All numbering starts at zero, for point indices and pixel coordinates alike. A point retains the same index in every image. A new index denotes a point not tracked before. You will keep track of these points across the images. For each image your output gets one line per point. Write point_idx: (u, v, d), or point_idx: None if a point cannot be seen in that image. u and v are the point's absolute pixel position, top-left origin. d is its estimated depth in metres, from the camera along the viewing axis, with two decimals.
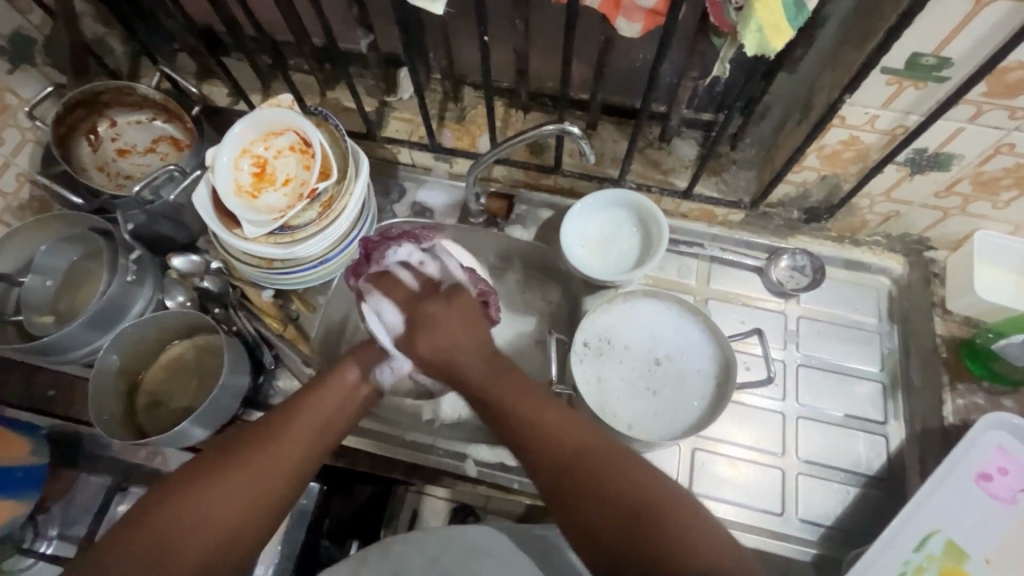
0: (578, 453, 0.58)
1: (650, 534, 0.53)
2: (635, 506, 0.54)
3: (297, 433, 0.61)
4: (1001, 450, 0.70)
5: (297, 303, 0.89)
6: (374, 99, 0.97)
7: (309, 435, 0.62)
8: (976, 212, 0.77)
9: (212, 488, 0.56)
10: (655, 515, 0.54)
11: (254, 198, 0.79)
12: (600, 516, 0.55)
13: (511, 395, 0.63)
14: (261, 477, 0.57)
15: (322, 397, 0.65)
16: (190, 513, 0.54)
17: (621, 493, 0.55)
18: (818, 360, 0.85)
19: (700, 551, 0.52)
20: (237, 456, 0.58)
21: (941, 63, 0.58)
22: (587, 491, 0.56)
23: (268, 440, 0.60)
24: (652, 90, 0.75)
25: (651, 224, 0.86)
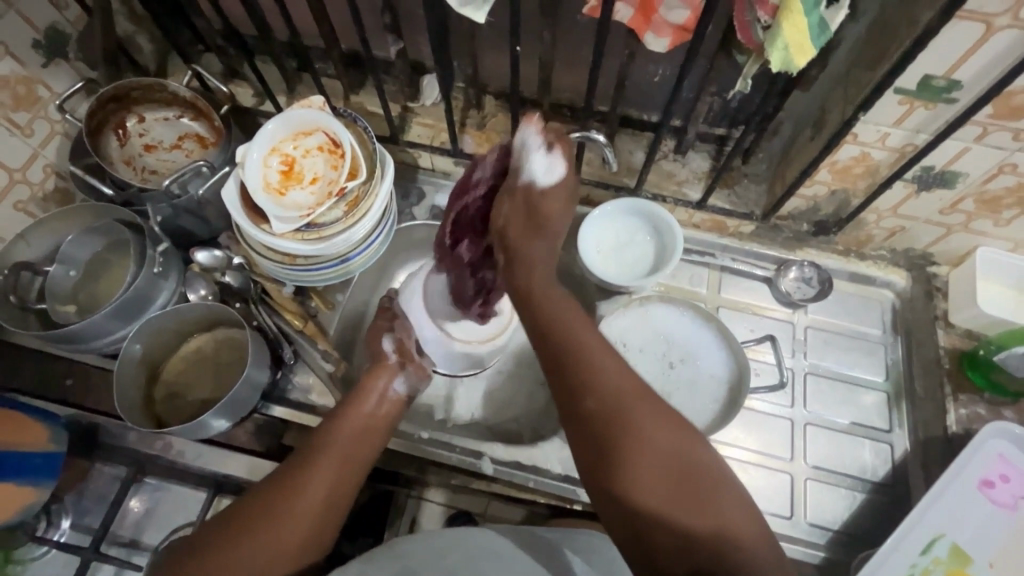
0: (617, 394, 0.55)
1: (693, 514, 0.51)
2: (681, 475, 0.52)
3: (323, 471, 0.64)
4: (1003, 458, 0.73)
5: (316, 300, 0.91)
6: (397, 104, 1.00)
7: (337, 470, 0.65)
8: (978, 230, 0.80)
9: (266, 522, 0.60)
10: (695, 471, 0.53)
11: (282, 195, 0.81)
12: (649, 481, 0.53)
13: (561, 307, 0.60)
14: (294, 519, 0.60)
15: (345, 426, 0.69)
16: (239, 550, 0.57)
17: (664, 445, 0.53)
18: (825, 368, 0.88)
19: (743, 523, 0.51)
20: (284, 483, 0.63)
21: (951, 86, 0.62)
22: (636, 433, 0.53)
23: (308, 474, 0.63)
24: (673, 103, 0.79)
25: (658, 217, 0.89)
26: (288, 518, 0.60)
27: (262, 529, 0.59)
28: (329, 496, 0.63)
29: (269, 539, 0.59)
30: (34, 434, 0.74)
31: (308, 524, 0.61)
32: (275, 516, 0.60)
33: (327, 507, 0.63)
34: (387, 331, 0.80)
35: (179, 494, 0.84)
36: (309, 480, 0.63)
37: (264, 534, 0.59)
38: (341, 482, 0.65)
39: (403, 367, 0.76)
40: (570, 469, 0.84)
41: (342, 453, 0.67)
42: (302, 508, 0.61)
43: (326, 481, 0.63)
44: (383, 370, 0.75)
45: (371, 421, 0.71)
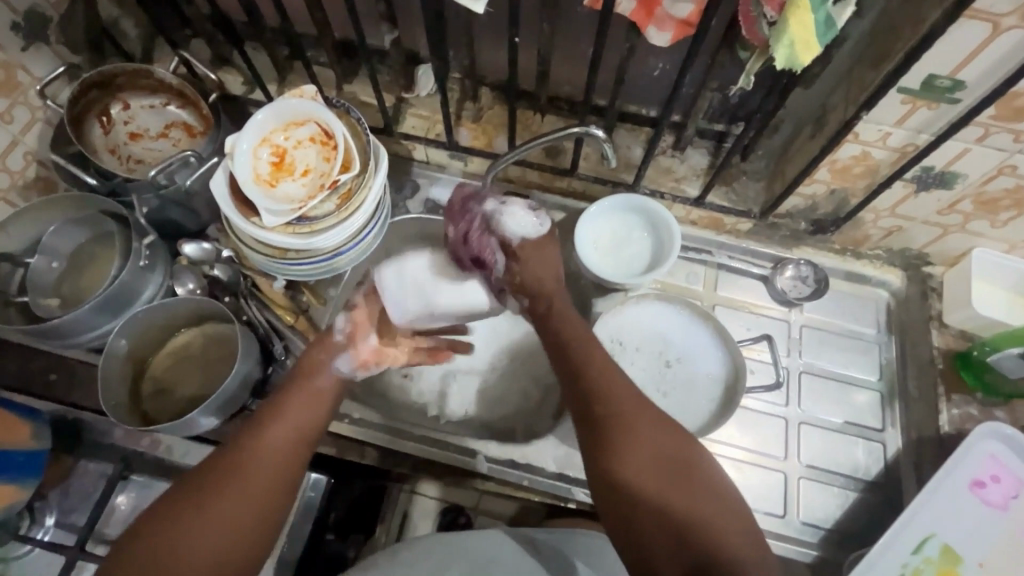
0: (628, 402, 0.61)
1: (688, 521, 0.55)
2: (680, 480, 0.57)
3: (270, 455, 0.59)
4: (994, 458, 0.73)
5: (308, 295, 0.89)
6: (392, 95, 0.98)
7: (284, 454, 0.60)
8: (974, 231, 0.80)
9: (214, 508, 0.55)
10: (691, 483, 0.57)
11: (273, 188, 0.79)
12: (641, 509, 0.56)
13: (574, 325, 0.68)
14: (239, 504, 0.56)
15: (289, 410, 0.63)
16: (189, 539, 0.53)
17: (658, 449, 0.59)
18: (820, 368, 0.88)
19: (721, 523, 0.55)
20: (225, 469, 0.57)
21: (955, 86, 0.61)
22: (630, 435, 0.59)
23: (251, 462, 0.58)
24: (674, 98, 0.78)
25: (633, 206, 0.90)
26: (234, 504, 0.55)
27: (210, 516, 0.54)
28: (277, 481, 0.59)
29: (215, 530, 0.54)
30: (15, 432, 0.72)
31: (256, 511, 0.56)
32: (214, 506, 0.55)
33: (272, 491, 0.58)
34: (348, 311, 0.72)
35: (166, 492, 0.80)
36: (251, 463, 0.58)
37: (218, 513, 0.55)
38: (288, 461, 0.60)
39: (347, 350, 0.70)
40: (565, 469, 0.82)
41: (286, 437, 0.61)
42: (252, 489, 0.56)
43: (267, 470, 0.58)
44: (326, 353, 0.69)
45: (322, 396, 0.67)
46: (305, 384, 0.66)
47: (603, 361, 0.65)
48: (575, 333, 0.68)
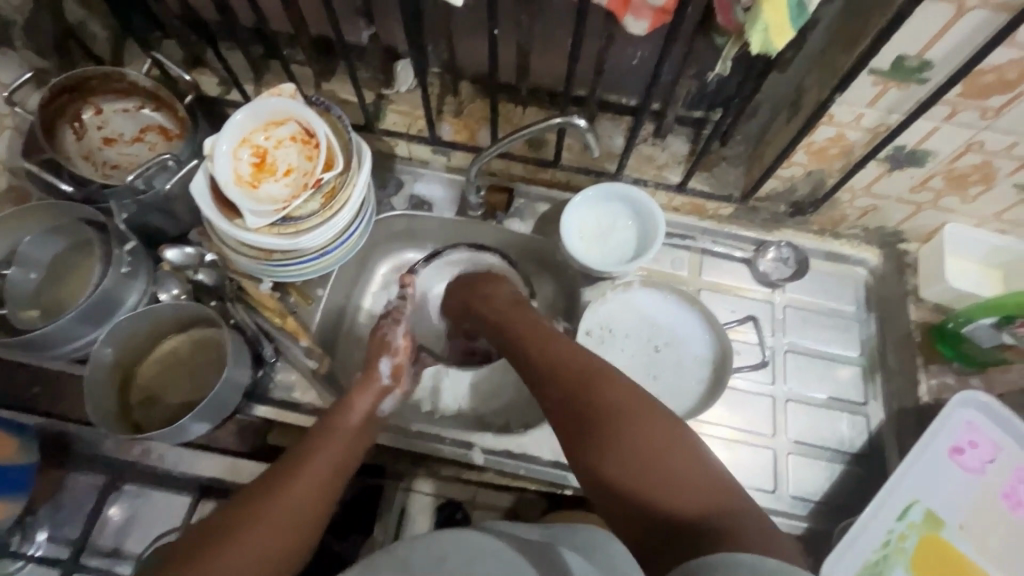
0: (584, 372, 0.64)
1: (674, 491, 0.52)
2: (638, 433, 0.57)
3: (309, 477, 0.63)
4: (972, 425, 0.76)
5: (295, 295, 0.88)
6: (371, 92, 0.97)
7: (323, 477, 0.64)
8: (945, 207, 0.83)
9: (259, 517, 0.58)
10: (655, 434, 0.57)
11: (255, 189, 0.78)
12: (630, 481, 0.55)
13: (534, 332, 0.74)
14: (275, 518, 0.59)
15: (332, 439, 0.68)
16: (235, 541, 0.56)
17: (616, 402, 0.60)
18: (803, 346, 0.90)
19: (697, 473, 0.54)
20: (274, 485, 0.62)
21: (923, 66, 0.63)
22: (591, 398, 0.61)
23: (294, 479, 0.63)
24: (653, 86, 0.79)
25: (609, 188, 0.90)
26: (277, 511, 0.59)
27: (255, 523, 0.58)
28: (319, 498, 0.63)
29: (260, 532, 0.58)
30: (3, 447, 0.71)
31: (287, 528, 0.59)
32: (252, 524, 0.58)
33: (315, 508, 0.62)
34: (388, 351, 0.82)
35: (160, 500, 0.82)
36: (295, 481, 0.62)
37: (264, 521, 0.58)
38: (326, 490, 0.64)
39: (392, 389, 0.79)
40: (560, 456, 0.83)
41: (324, 466, 0.65)
42: (290, 507, 0.60)
43: (310, 488, 0.63)
44: (371, 390, 0.77)
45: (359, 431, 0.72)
46: (346, 417, 0.72)
47: (560, 349, 0.69)
48: (536, 335, 0.74)
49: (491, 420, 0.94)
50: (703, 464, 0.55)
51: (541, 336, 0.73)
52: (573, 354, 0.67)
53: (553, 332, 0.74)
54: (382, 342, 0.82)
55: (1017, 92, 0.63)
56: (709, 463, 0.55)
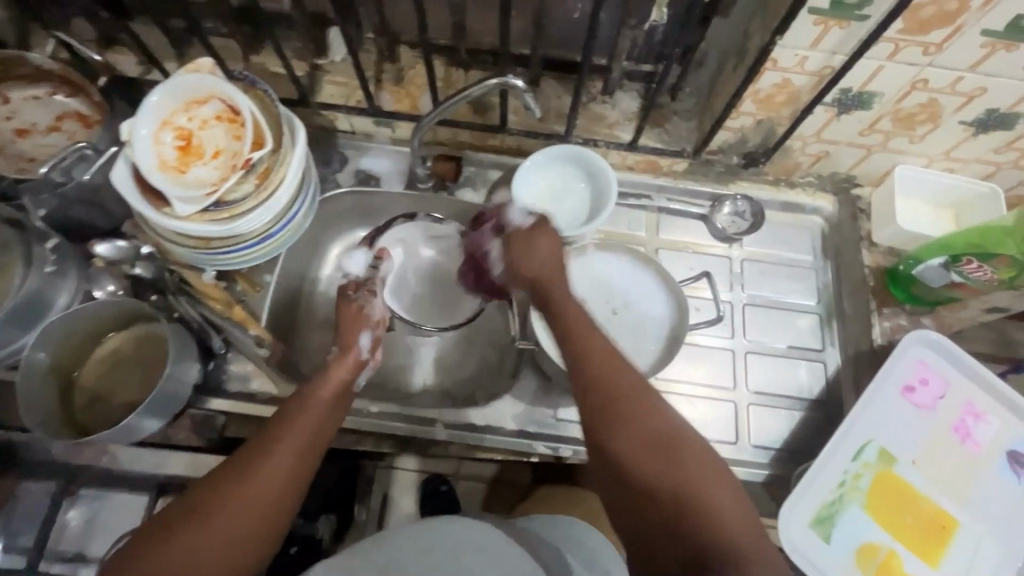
0: (620, 383, 0.58)
1: (688, 504, 0.52)
2: (664, 457, 0.54)
3: (282, 456, 0.56)
4: (922, 363, 0.78)
5: (242, 283, 0.85)
6: (305, 63, 0.92)
7: (295, 454, 0.57)
8: (895, 148, 0.82)
9: (223, 508, 0.52)
10: (682, 458, 0.54)
11: (182, 174, 0.74)
12: (643, 486, 0.54)
13: (565, 311, 0.66)
14: (250, 507, 0.53)
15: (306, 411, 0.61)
16: (198, 534, 0.51)
17: (651, 424, 0.56)
18: (761, 298, 0.91)
19: (729, 506, 0.52)
20: (240, 468, 0.55)
21: (863, 2, 0.60)
22: (622, 410, 0.57)
23: (261, 464, 0.55)
24: (592, 40, 0.75)
25: (554, 151, 0.88)
26: (243, 504, 0.53)
27: (220, 515, 0.52)
28: (292, 477, 0.57)
29: (227, 524, 0.52)
30: None
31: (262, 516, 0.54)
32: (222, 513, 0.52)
33: (288, 490, 0.56)
34: (367, 323, 0.73)
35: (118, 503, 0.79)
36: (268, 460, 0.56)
37: (230, 514, 0.52)
38: (300, 471, 0.58)
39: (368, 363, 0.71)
40: (526, 424, 0.81)
41: (296, 445, 0.58)
42: (262, 493, 0.54)
43: (284, 469, 0.56)
44: (347, 361, 0.68)
45: (338, 402, 0.65)
46: (318, 391, 0.64)
47: (596, 339, 0.62)
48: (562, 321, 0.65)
49: (456, 394, 0.93)
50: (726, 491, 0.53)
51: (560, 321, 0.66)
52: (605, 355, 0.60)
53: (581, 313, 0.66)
54: (358, 315, 0.73)
55: (958, 24, 0.61)
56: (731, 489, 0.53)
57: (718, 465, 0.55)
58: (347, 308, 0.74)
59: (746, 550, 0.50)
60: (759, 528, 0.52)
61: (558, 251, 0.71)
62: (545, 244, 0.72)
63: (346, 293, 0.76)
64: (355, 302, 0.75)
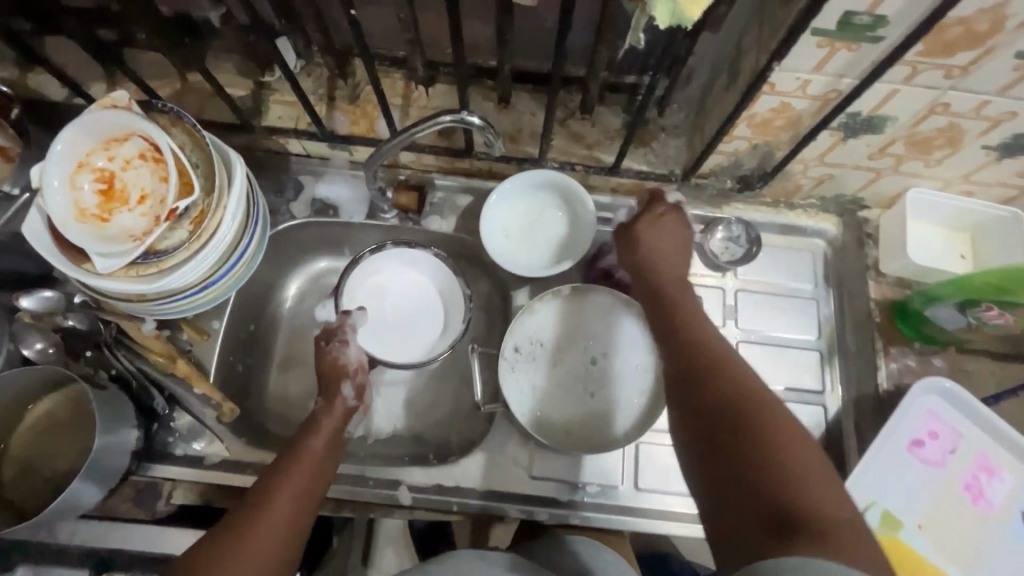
0: (708, 347, 0.55)
1: (768, 475, 0.46)
2: (733, 416, 0.49)
3: (275, 509, 0.55)
4: (932, 414, 0.71)
5: (189, 331, 0.78)
6: (249, 81, 0.83)
7: (291, 505, 0.56)
8: (907, 171, 0.73)
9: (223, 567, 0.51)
10: (752, 413, 0.49)
11: (105, 223, 0.66)
12: (716, 452, 0.49)
13: (674, 287, 0.61)
14: (252, 561, 0.52)
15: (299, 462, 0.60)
16: None
17: (713, 383, 0.52)
18: (757, 334, 0.82)
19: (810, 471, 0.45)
20: (238, 521, 0.54)
21: (875, 23, 0.51)
22: (698, 375, 0.53)
23: (256, 521, 0.54)
24: (562, 50, 0.63)
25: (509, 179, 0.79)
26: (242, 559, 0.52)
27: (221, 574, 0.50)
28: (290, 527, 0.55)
29: None
30: None
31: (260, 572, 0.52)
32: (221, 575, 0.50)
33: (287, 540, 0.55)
34: (346, 373, 0.71)
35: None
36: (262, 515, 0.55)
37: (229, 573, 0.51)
38: (296, 522, 0.56)
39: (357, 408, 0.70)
40: (498, 485, 0.74)
41: (289, 494, 0.57)
42: (260, 548, 0.53)
43: (281, 518, 0.55)
44: (333, 410, 0.67)
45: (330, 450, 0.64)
46: (311, 442, 0.63)
47: (682, 302, 0.60)
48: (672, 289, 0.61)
49: (427, 438, 0.86)
50: (810, 452, 0.47)
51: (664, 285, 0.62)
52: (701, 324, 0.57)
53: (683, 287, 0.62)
54: (334, 366, 0.71)
55: (988, 46, 0.52)
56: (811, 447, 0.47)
57: (805, 434, 0.48)
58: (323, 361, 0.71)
59: (843, 527, 0.43)
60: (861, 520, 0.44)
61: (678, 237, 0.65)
62: (662, 225, 0.65)
63: (321, 343, 0.73)
64: (328, 354, 0.72)
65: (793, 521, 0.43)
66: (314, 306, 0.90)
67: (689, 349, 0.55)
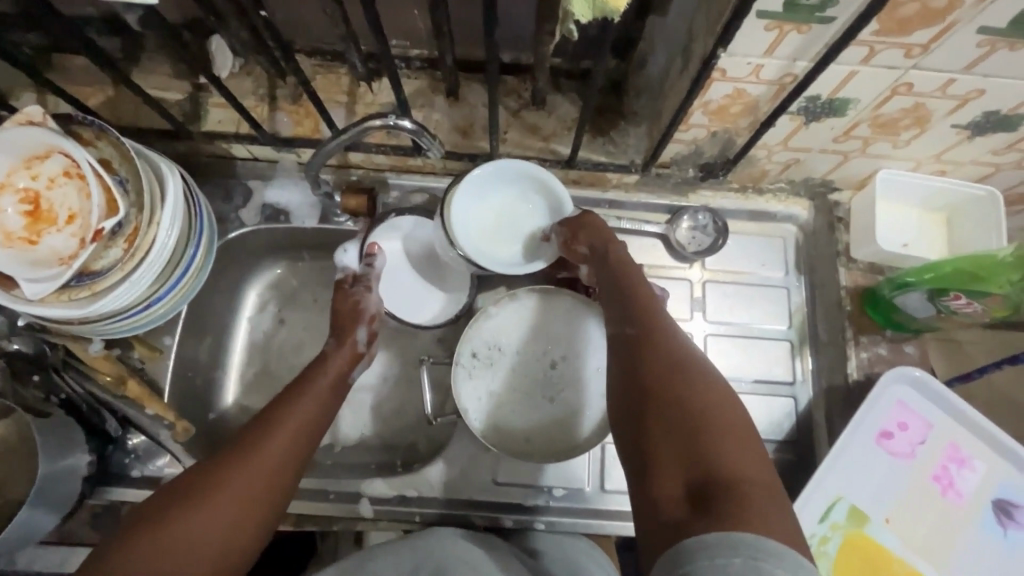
0: (657, 329, 0.56)
1: (702, 453, 0.46)
2: (673, 395, 0.50)
3: (279, 437, 0.58)
4: (902, 405, 0.69)
5: (139, 350, 0.76)
6: (186, 84, 0.79)
7: (289, 439, 0.58)
8: (876, 153, 0.70)
9: (221, 487, 0.53)
10: (693, 392, 0.50)
11: (32, 245, 0.63)
12: (657, 429, 0.49)
13: (627, 273, 0.63)
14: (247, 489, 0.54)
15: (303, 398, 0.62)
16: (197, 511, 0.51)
17: (661, 362, 0.53)
18: (726, 327, 0.79)
19: (740, 453, 0.47)
20: (242, 444, 0.56)
21: (824, 3, 0.47)
22: (643, 354, 0.54)
23: (258, 445, 0.56)
24: (494, 42, 0.59)
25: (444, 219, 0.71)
26: (240, 481, 0.53)
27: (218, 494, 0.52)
28: (287, 456, 0.57)
29: (229, 499, 0.52)
30: None
31: (252, 501, 0.53)
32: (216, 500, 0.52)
33: (283, 468, 0.57)
34: (361, 318, 0.73)
35: None
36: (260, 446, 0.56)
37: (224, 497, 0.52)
38: (294, 454, 0.58)
39: (363, 355, 0.72)
40: (459, 493, 0.73)
41: (293, 424, 0.59)
42: (262, 467, 0.55)
43: (282, 447, 0.57)
44: (340, 351, 0.70)
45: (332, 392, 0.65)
46: (317, 379, 0.65)
47: (640, 285, 0.61)
48: (629, 276, 0.62)
49: (396, 444, 0.82)
50: (742, 436, 0.48)
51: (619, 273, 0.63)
52: (653, 307, 0.59)
53: (638, 274, 0.63)
54: (353, 311, 0.72)
55: (948, 22, 0.48)
56: (745, 434, 0.49)
57: (743, 422, 0.50)
58: (342, 306, 0.73)
59: (758, 496, 0.44)
60: (781, 497, 0.45)
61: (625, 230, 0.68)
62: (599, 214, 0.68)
63: (343, 285, 0.75)
64: (349, 297, 0.74)
65: (713, 494, 0.44)
66: (273, 314, 0.88)
67: (632, 322, 0.57)
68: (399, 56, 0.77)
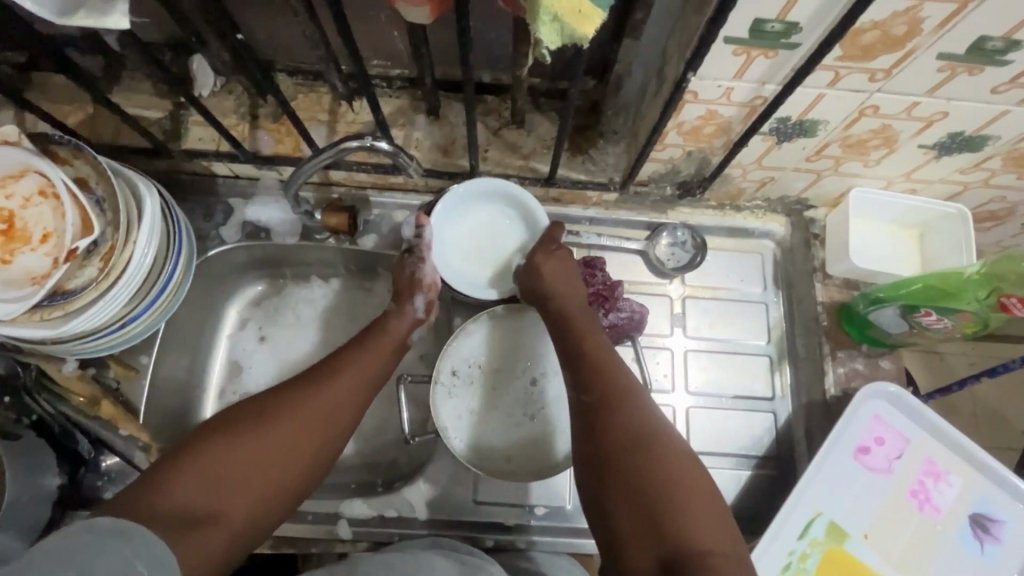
0: (614, 389, 0.54)
1: (671, 528, 0.46)
2: (636, 465, 0.49)
3: (336, 388, 0.57)
4: (879, 420, 0.70)
5: (115, 369, 0.75)
6: (166, 102, 0.79)
7: (344, 394, 0.57)
8: (848, 172, 0.71)
9: (272, 426, 0.52)
10: (655, 460, 0.49)
11: (6, 265, 0.62)
12: (623, 500, 0.48)
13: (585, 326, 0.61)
14: (293, 438, 0.52)
15: (364, 355, 0.61)
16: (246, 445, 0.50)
17: (622, 428, 0.52)
18: (707, 343, 0.80)
19: (708, 525, 0.46)
20: (298, 387, 0.56)
21: (789, 29, 0.48)
22: (604, 419, 0.53)
23: (312, 392, 0.55)
24: (470, 64, 0.59)
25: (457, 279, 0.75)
26: (290, 431, 0.52)
27: (266, 433, 0.51)
28: (337, 413, 0.56)
29: (278, 441, 0.51)
30: None
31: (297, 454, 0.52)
32: (263, 437, 0.51)
33: (331, 424, 0.55)
34: (419, 287, 0.70)
35: None
36: (316, 393, 0.55)
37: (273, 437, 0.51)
38: (347, 411, 0.56)
39: (422, 322, 0.69)
40: (438, 513, 0.72)
41: (351, 380, 0.58)
42: (312, 418, 0.54)
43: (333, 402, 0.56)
44: (401, 319, 0.67)
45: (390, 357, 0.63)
46: (381, 337, 0.64)
47: (596, 342, 0.60)
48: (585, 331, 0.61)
49: (377, 462, 0.81)
50: (709, 506, 0.48)
51: (576, 325, 0.62)
52: (610, 362, 0.57)
53: (595, 327, 0.62)
54: (409, 279, 0.70)
55: (908, 49, 0.50)
56: (713, 502, 0.48)
57: (709, 486, 0.49)
58: (401, 275, 0.70)
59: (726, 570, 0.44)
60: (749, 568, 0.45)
61: (575, 274, 0.67)
62: (556, 263, 0.67)
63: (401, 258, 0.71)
64: (406, 268, 0.70)
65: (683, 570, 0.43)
66: (253, 332, 0.87)
67: (589, 387, 0.56)
68: (379, 76, 0.77)
